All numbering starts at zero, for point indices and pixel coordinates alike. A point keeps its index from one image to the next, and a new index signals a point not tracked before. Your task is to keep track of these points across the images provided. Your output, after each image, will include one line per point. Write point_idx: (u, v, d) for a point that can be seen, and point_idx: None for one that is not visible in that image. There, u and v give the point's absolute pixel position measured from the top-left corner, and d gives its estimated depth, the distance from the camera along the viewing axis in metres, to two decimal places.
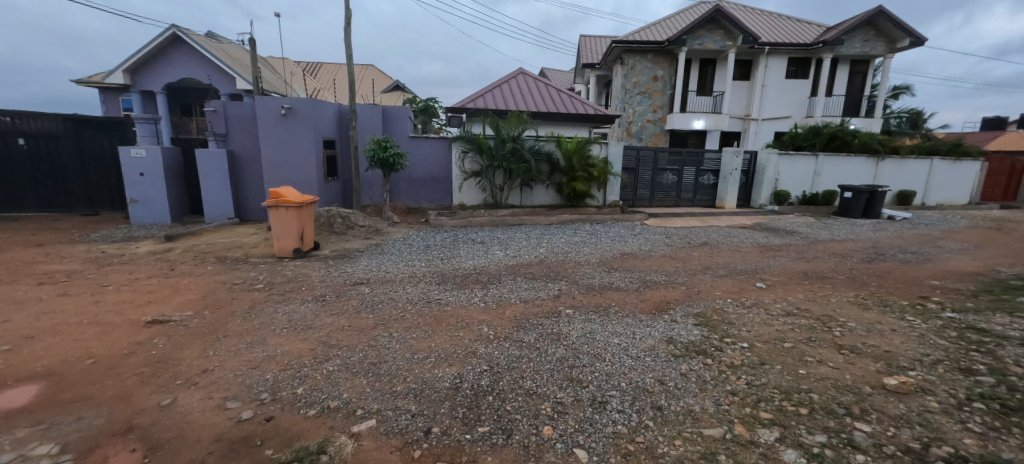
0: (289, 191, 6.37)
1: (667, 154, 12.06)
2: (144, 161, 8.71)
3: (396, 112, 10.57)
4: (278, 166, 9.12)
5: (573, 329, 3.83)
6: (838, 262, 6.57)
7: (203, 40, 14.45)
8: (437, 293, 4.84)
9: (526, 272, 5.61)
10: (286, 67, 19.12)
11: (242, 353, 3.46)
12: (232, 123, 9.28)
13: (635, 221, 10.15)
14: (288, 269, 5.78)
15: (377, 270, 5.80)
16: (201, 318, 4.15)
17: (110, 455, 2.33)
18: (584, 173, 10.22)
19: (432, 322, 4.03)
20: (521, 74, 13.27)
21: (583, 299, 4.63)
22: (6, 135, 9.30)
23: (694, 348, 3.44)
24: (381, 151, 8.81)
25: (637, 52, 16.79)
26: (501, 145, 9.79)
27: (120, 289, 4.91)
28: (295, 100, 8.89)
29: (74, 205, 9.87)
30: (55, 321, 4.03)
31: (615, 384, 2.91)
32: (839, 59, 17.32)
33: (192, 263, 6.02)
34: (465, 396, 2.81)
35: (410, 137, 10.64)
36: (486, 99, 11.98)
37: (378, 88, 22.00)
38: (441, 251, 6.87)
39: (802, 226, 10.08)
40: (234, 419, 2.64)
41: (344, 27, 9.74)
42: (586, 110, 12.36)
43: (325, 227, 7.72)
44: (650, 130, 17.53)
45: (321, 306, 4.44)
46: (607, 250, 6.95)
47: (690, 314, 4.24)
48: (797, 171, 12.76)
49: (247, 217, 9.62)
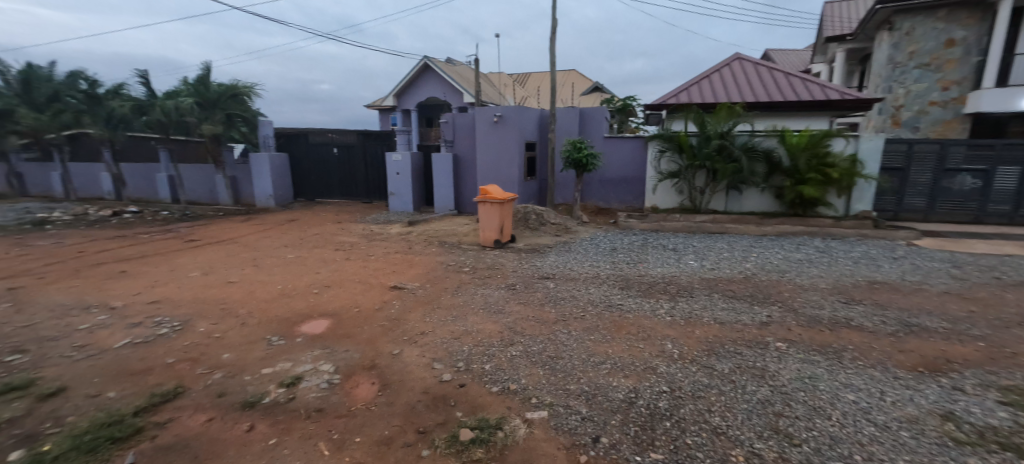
0: (495, 188, 7.24)
1: (966, 149, 8.51)
2: (400, 163, 11.35)
3: (593, 113, 10.71)
4: (489, 167, 10.50)
5: (785, 368, 3.10)
6: None
7: (443, 66, 17.86)
8: (619, 298, 4.68)
9: (725, 290, 4.86)
10: (501, 80, 21.85)
11: (448, 324, 4.11)
12: (458, 131, 11.15)
13: (897, 240, 7.56)
14: (489, 257, 6.60)
15: (564, 267, 6.00)
16: (424, 289, 5.15)
17: (360, 384, 3.12)
18: (817, 174, 8.22)
19: (613, 327, 3.91)
20: (738, 59, 11.54)
21: (804, 334, 3.69)
22: (328, 146, 13.60)
23: (996, 439, 2.31)
24: (576, 152, 9.10)
25: (918, 12, 12.40)
26: (705, 143, 8.78)
27: (378, 259, 6.55)
28: (505, 108, 10.04)
29: (359, 195, 13.70)
30: (341, 277, 5.67)
31: (844, 455, 2.21)
32: None
33: (423, 244, 7.54)
34: (639, 413, 2.62)
35: (605, 138, 10.64)
36: (691, 92, 10.90)
37: (578, 91, 22.82)
38: (628, 255, 6.62)
39: None
40: (437, 378, 3.16)
41: (551, 37, 10.42)
42: (828, 95, 9.86)
43: (522, 223, 8.48)
44: (935, 116, 12.73)
45: (512, 294, 4.89)
46: (846, 275, 5.39)
47: (992, 385, 2.87)
48: None
49: (464, 210, 11.44)
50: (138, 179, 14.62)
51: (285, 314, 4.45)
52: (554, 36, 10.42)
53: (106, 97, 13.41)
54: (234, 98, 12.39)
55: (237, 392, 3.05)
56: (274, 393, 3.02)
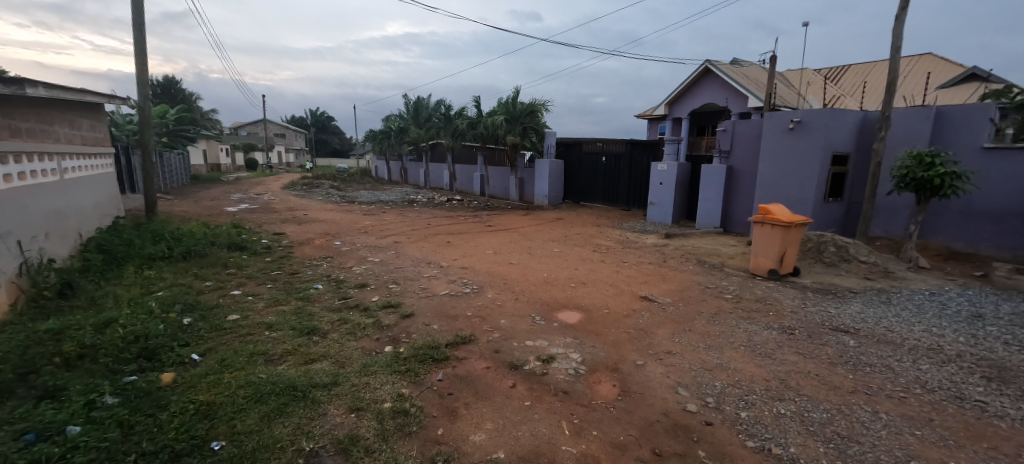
0: (780, 208, 6.10)
1: None
2: (665, 173, 11.09)
3: (964, 113, 7.39)
4: (773, 183, 8.92)
5: None
6: None
7: (728, 68, 16.22)
8: (984, 393, 3.09)
9: None
10: (804, 78, 18.01)
11: (699, 351, 3.77)
12: (737, 141, 9.95)
13: None
14: (758, 288, 5.62)
15: (877, 324, 4.45)
16: (676, 307, 4.89)
17: (602, 382, 3.27)
18: None
19: (962, 432, 2.64)
20: None
21: None
22: (598, 155, 14.72)
23: None
24: (922, 169, 6.53)
25: None
26: None
27: (631, 267, 6.64)
28: (808, 112, 8.25)
29: (619, 202, 14.22)
30: (596, 277, 6.05)
31: None
32: None
33: (678, 260, 7.15)
34: None
35: (986, 149, 7.19)
36: None
37: (935, 83, 16.28)
38: (1011, 331, 4.28)
39: None
40: (680, 405, 2.95)
41: (897, 15, 7.82)
42: None
43: (810, 254, 6.82)
44: None
45: (787, 339, 4.02)
46: None
47: None
48: None
49: (731, 229, 10.15)
50: (464, 176, 19.93)
51: (547, 300, 5.14)
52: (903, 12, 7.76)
53: (455, 117, 18.87)
54: (531, 114, 15.12)
55: (508, 353, 3.75)
56: (532, 363, 3.55)
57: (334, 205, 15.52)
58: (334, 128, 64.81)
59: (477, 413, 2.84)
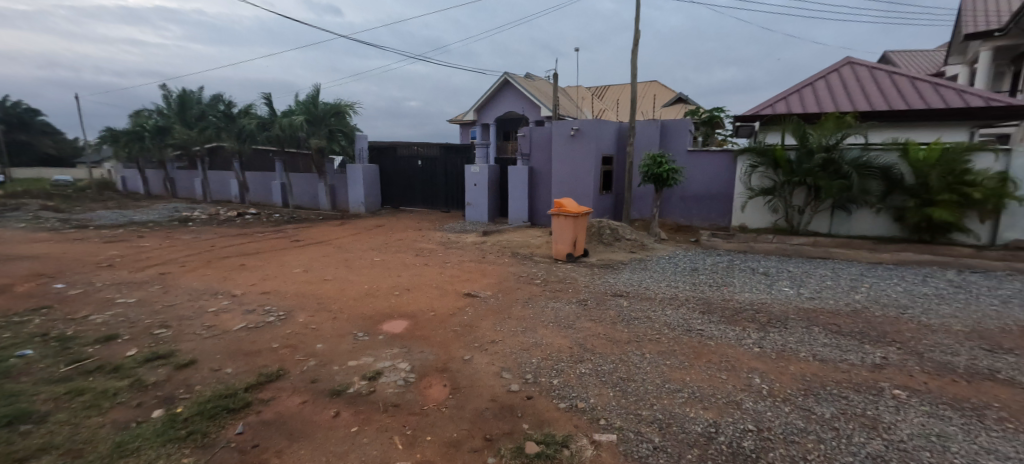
0: (570, 202, 7.25)
1: None
2: (478, 175, 11.81)
3: (675, 126, 10.25)
4: (564, 180, 10.54)
5: (904, 421, 2.64)
6: None
7: (522, 81, 18.36)
8: (699, 323, 4.36)
9: (827, 323, 4.30)
10: (579, 94, 21.89)
11: (518, 334, 4.16)
12: (534, 145, 11.37)
13: None
14: (560, 270, 6.57)
15: (640, 286, 5.76)
16: (496, 298, 5.28)
17: (433, 385, 3.27)
18: (951, 195, 6.96)
19: (690, 353, 3.67)
20: (850, 64, 10.34)
21: (933, 383, 3.11)
22: (413, 159, 14.64)
23: None
24: (656, 166, 8.76)
25: None
26: (806, 158, 7.93)
27: (454, 267, 6.85)
28: (582, 122, 10.04)
29: (438, 204, 14.47)
30: (420, 282, 6.01)
31: None
32: None
33: (496, 254, 7.74)
34: (719, 451, 2.41)
35: (689, 151, 10.11)
36: (791, 102, 9.99)
37: (659, 102, 22.10)
38: (710, 277, 6.15)
39: None
40: (505, 388, 3.19)
41: (632, 49, 10.25)
42: (970, 101, 8.37)
43: (594, 237, 8.34)
44: None
45: (583, 310, 4.81)
46: (989, 316, 4.47)
47: None
48: None
49: (536, 222, 11.56)
50: (259, 185, 16.98)
51: (370, 313, 4.84)
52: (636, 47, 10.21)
53: (238, 117, 15.83)
54: (336, 115, 13.93)
55: (327, 380, 3.37)
56: (357, 384, 3.28)
57: (50, 233, 11.06)
58: (41, 125, 46.13)
59: (294, 459, 2.45)
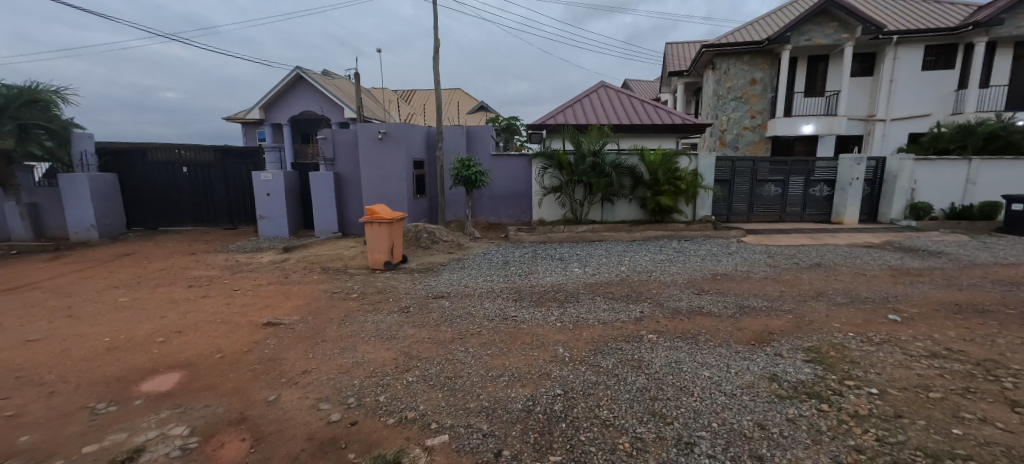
0: (383, 208, 6.97)
1: (769, 163, 10.72)
2: (271, 183, 10.17)
3: (479, 132, 11.04)
4: (375, 186, 10.08)
5: (657, 357, 3.52)
6: (1011, 291, 5.21)
7: (319, 78, 16.69)
8: (513, 310, 4.83)
9: (606, 292, 5.36)
10: (386, 96, 21.28)
11: (335, 357, 3.78)
12: (338, 148, 10.48)
13: (730, 238, 9.21)
14: (378, 280, 6.26)
15: (460, 284, 6.00)
16: (305, 323, 4.66)
17: (225, 442, 2.66)
18: (670, 186, 9.60)
19: (508, 339, 4.03)
20: (604, 86, 13.14)
21: (669, 324, 4.24)
22: (175, 166, 11.57)
23: (804, 390, 2.97)
24: (465, 170, 9.25)
25: (730, 56, 16.27)
26: (581, 161, 9.70)
27: (247, 294, 5.73)
28: (390, 125, 9.78)
29: (219, 221, 11.87)
30: (197, 319, 4.79)
31: (705, 425, 2.62)
32: (998, 43, 14.44)
33: (302, 273, 6.82)
34: (537, 420, 2.72)
35: (492, 156, 11.04)
36: (567, 114, 12.07)
37: (463, 109, 23.44)
38: (520, 267, 6.89)
39: (950, 244, 8.16)
40: (324, 420, 2.85)
41: (434, 56, 10.52)
42: (673, 120, 11.70)
43: (412, 242, 8.25)
44: (747, 138, 16.75)
45: (406, 318, 4.70)
46: (695, 270, 6.37)
47: (799, 348, 3.65)
48: (944, 177, 10.55)
49: (349, 232, 10.73)
50: None
51: (116, 373, 3.59)
52: (437, 55, 10.53)
53: None
54: (28, 107, 9.50)
55: None
56: None
57: None
58: None
59: None
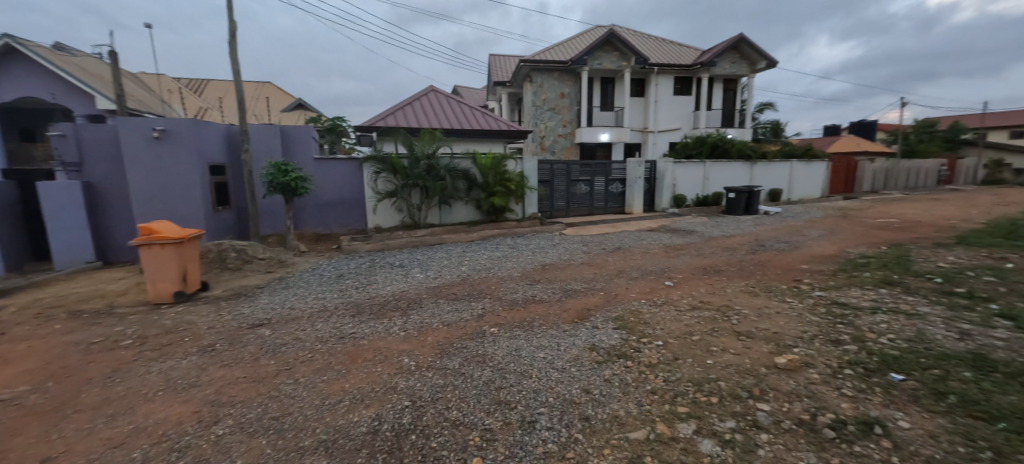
0: (166, 225, 5.58)
1: (579, 166, 12.56)
2: None
3: (296, 132, 9.81)
4: (154, 198, 7.96)
5: (499, 348, 3.73)
6: (731, 255, 7.35)
7: (47, 53, 12.22)
8: (351, 327, 4.45)
9: (448, 294, 5.41)
10: (162, 85, 16.96)
11: (99, 430, 2.81)
12: (87, 150, 7.89)
13: (554, 231, 10.45)
14: (166, 318, 4.93)
15: (283, 307, 5.22)
16: (42, 392, 3.33)
17: None
18: (501, 188, 10.31)
19: (346, 359, 3.69)
20: (433, 91, 13.27)
21: (508, 316, 4.55)
22: None
23: (615, 352, 3.58)
24: (281, 175, 8.11)
25: (543, 71, 18.47)
26: (416, 164, 9.60)
27: None
28: (170, 121, 7.84)
29: None
30: None
31: (543, 401, 2.90)
32: (714, 78, 20.10)
33: (32, 323, 4.86)
34: (385, 439, 2.55)
35: (315, 159, 9.95)
36: (398, 117, 11.78)
37: (276, 107, 20.48)
38: (355, 279, 6.39)
39: (698, 225, 11.03)
40: None
41: (230, 41, 8.87)
42: (500, 126, 12.61)
43: (215, 263, 6.93)
44: (561, 144, 19.32)
45: (210, 358, 3.83)
46: (527, 262, 7.01)
47: (609, 318, 4.38)
48: (692, 175, 14.14)
49: (114, 259, 8.19)
50: None
51: None
52: (234, 40, 8.90)
53: None
54: None
55: None
56: None
57: None
58: None
59: None
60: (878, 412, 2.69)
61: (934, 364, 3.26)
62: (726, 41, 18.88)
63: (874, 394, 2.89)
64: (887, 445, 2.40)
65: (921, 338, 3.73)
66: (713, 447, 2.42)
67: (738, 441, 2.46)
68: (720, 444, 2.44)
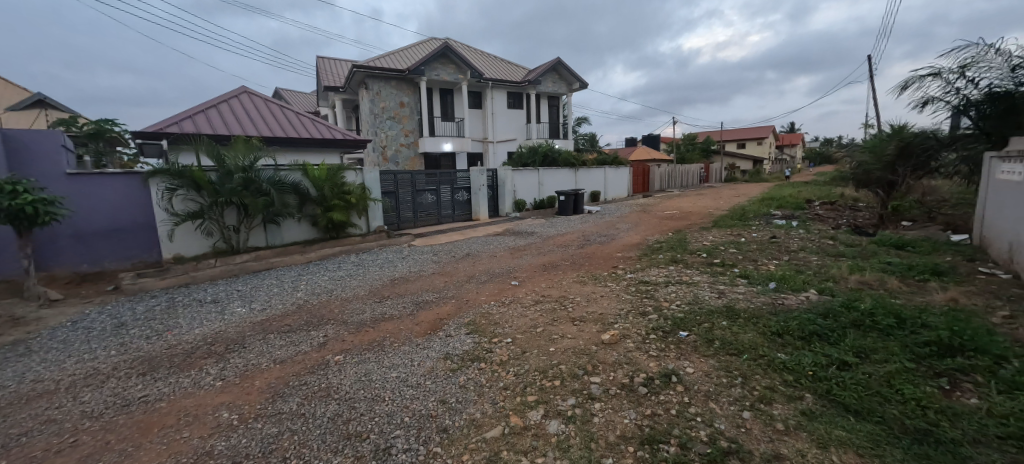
0: None
1: (424, 176, 12.48)
2: None
3: (32, 139, 7.20)
4: None
5: (346, 377, 3.41)
6: (565, 250, 8.33)
7: None
8: (140, 389, 3.47)
9: (281, 326, 4.71)
10: None
11: None
12: None
13: (402, 243, 10.13)
14: None
15: (19, 382, 3.74)
16: None
17: None
18: (340, 201, 9.50)
19: (134, 432, 2.86)
20: (246, 92, 11.43)
21: (355, 339, 4.21)
22: None
23: (469, 357, 3.66)
24: (6, 198, 5.83)
25: (379, 79, 17.80)
26: (227, 178, 8.09)
27: None
28: None
29: None
30: None
31: (398, 423, 2.77)
32: (540, 95, 22.51)
33: None
34: None
35: (69, 175, 7.48)
36: (198, 122, 9.76)
37: None
38: (145, 327, 5.00)
39: (538, 226, 12.16)
40: None
41: None
42: (334, 135, 11.61)
43: None
44: (404, 154, 18.93)
45: None
46: (375, 279, 6.61)
47: (462, 324, 4.47)
48: (529, 181, 15.51)
49: None
50: None
51: None
52: None
53: None
54: None
55: None
56: None
57: None
58: None
59: None
60: (673, 365, 3.40)
61: (704, 319, 4.29)
62: (547, 63, 21.36)
63: (669, 351, 3.64)
64: (680, 389, 3.04)
65: (696, 301, 4.87)
66: (559, 426, 2.68)
67: (578, 415, 2.78)
68: (564, 421, 2.73)
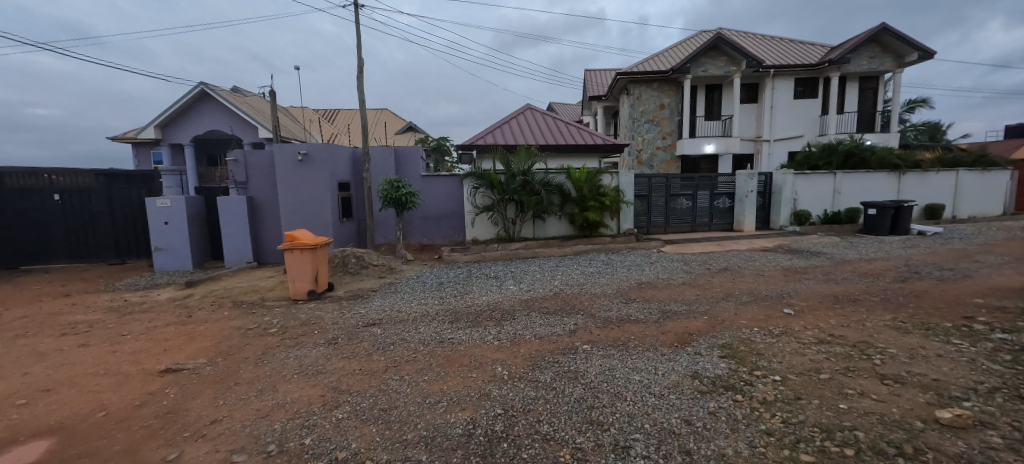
0: (304, 234, 6.66)
1: (680, 180, 11.82)
2: (170, 210, 9.57)
3: (408, 153, 10.93)
4: (295, 210, 9.73)
5: (592, 366, 3.65)
6: (870, 282, 6.21)
7: (227, 95, 15.67)
8: (449, 332, 4.74)
9: (541, 307, 5.48)
10: (306, 116, 20.40)
11: (252, 401, 3.33)
12: (251, 172, 10.19)
13: (651, 248, 9.92)
14: (301, 312, 5.87)
15: (393, 309, 5.78)
16: (214, 366, 4.13)
17: None
18: (596, 202, 10.18)
19: (445, 362, 3.92)
20: (529, 109, 13.70)
21: (601, 334, 4.43)
22: (42, 192, 9.88)
23: (722, 384, 3.26)
24: (394, 190, 9.04)
25: (642, 83, 17.94)
26: (512, 180, 9.97)
27: (137, 339, 5.05)
28: (312, 146, 9.58)
29: (102, 255, 10.39)
30: (71, 373, 4.03)
31: (638, 427, 2.75)
32: (847, 77, 17.48)
33: (209, 310, 6.34)
34: (478, 443, 2.62)
35: (422, 177, 10.90)
36: (496, 135, 12.40)
37: (391, 129, 23.09)
38: (454, 288, 6.80)
39: (827, 245, 9.54)
40: None
41: (357, 76, 10.28)
42: (595, 140, 12.47)
43: (339, 267, 7.95)
44: (660, 157, 18.45)
45: (335, 350, 4.39)
46: (623, 280, 6.76)
47: (715, 345, 4.02)
48: (817, 188, 12.37)
49: (265, 260, 10.42)
50: None
51: None
52: (361, 75, 10.30)
53: None
54: None
55: None
56: None
57: None
58: None
59: None
60: None
61: None
62: (863, 34, 16.38)
63: None
64: None
65: None
66: None
67: None
68: None
